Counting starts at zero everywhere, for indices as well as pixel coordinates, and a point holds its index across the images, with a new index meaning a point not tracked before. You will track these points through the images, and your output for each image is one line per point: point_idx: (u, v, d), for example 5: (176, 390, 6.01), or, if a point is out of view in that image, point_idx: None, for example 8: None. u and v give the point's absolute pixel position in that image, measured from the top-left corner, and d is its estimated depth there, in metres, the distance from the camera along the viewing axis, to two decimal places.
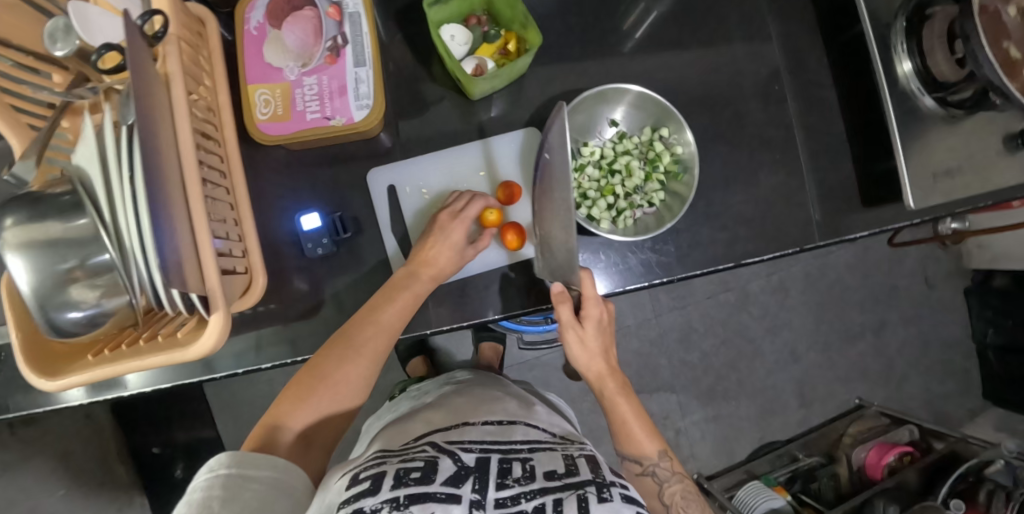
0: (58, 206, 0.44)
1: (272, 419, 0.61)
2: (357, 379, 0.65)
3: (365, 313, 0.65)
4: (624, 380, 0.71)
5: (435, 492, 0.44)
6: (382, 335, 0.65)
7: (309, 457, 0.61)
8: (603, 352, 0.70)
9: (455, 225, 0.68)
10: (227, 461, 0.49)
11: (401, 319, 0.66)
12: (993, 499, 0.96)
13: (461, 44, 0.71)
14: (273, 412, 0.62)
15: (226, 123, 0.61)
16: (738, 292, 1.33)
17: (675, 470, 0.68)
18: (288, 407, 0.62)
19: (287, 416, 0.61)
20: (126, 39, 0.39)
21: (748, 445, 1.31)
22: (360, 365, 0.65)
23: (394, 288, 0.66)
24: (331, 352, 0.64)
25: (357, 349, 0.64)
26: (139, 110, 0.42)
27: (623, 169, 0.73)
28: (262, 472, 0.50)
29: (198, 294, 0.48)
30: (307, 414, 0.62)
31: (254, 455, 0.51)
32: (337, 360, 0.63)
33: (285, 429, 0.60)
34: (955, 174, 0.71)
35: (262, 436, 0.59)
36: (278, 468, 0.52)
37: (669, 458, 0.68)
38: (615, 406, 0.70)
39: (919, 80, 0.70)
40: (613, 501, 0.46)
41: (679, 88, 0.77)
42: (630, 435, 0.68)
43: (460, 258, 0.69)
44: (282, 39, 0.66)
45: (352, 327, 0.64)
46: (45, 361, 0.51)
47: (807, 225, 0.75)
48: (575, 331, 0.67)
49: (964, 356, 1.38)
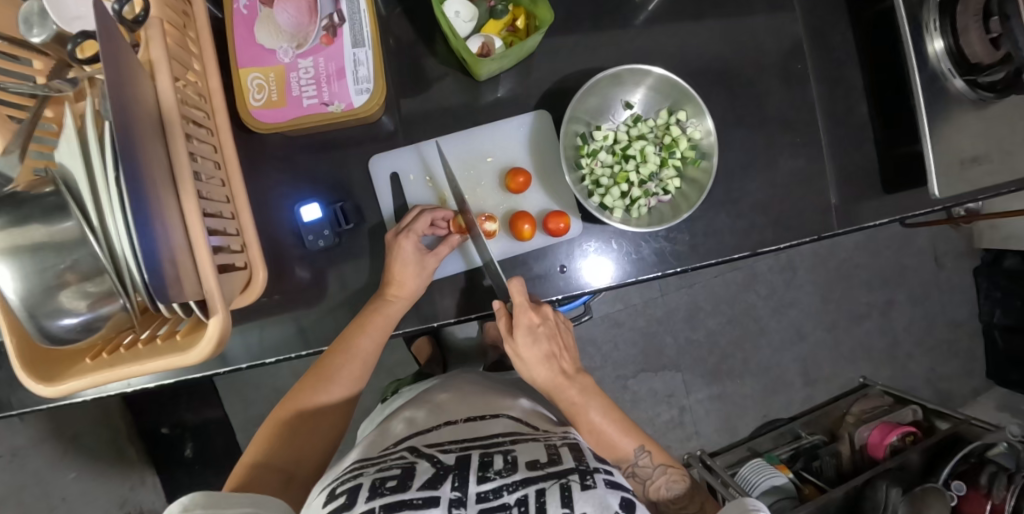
0: (42, 208, 0.42)
1: (251, 459, 0.60)
2: (338, 406, 0.66)
3: (339, 343, 0.65)
4: (584, 383, 0.68)
5: (409, 499, 0.46)
6: (355, 361, 0.65)
7: (291, 493, 0.59)
8: (548, 359, 0.67)
9: (403, 241, 0.65)
10: (199, 502, 0.46)
11: (376, 344, 0.66)
12: (994, 483, 0.96)
13: (466, 21, 0.66)
14: (252, 452, 0.61)
15: (218, 110, 0.57)
16: (745, 271, 1.31)
17: (657, 462, 0.66)
18: (266, 445, 0.61)
19: (266, 455, 0.60)
20: (96, 30, 0.36)
21: (751, 422, 1.32)
22: (335, 395, 0.65)
23: (363, 315, 0.65)
24: (307, 384, 0.65)
25: (333, 378, 0.65)
26: (119, 108, 0.39)
27: (637, 154, 0.69)
28: (241, 509, 0.47)
29: (195, 299, 0.45)
30: (286, 450, 0.61)
31: (228, 494, 0.48)
32: (315, 392, 0.64)
33: (265, 467, 0.59)
34: (981, 161, 0.68)
35: (242, 475, 0.57)
36: (258, 503, 0.49)
37: (647, 452, 0.65)
38: (587, 418, 0.65)
39: (950, 61, 0.66)
40: (597, 488, 0.47)
41: (694, 65, 0.73)
42: (606, 439, 0.65)
43: (423, 270, 0.66)
44: (275, 18, 0.61)
45: (325, 361, 0.65)
46: (41, 365, 0.49)
47: (827, 211, 0.72)
48: (512, 344, 0.65)
49: (970, 336, 1.37)
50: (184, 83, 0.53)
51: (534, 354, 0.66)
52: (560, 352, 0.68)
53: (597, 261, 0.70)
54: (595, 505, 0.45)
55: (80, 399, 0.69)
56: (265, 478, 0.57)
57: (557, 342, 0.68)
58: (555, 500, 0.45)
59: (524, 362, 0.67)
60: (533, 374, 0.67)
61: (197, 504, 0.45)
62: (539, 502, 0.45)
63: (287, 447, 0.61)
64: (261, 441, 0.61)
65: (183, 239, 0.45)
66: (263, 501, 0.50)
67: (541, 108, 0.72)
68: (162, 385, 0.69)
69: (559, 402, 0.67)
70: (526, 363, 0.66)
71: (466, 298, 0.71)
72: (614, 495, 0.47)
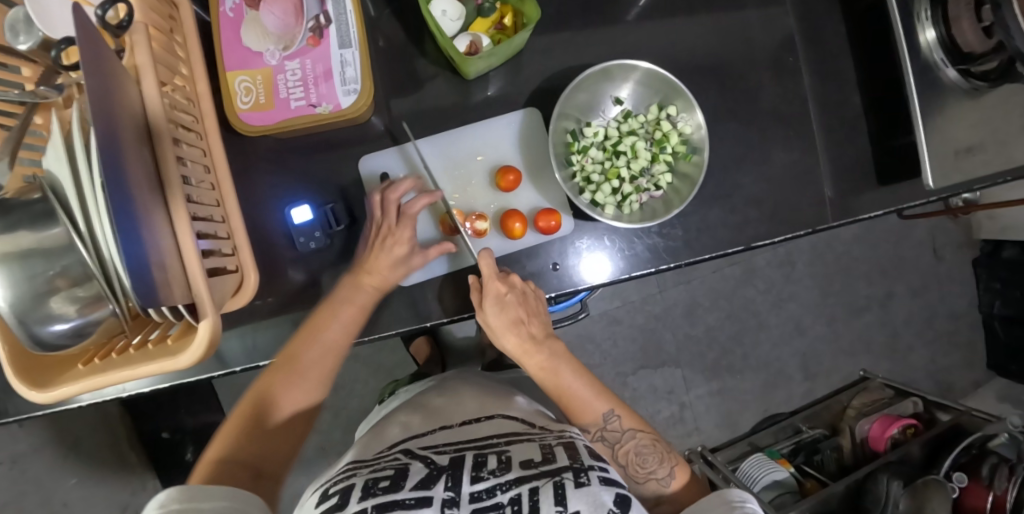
0: (31, 215, 0.42)
1: (216, 455, 0.57)
2: (305, 402, 0.65)
3: (307, 334, 0.65)
4: (554, 347, 0.68)
5: (402, 499, 0.46)
6: (326, 353, 0.65)
7: (262, 487, 0.56)
8: (518, 325, 0.66)
9: (399, 231, 0.65)
10: (176, 498, 0.45)
11: (346, 336, 0.65)
12: (996, 474, 0.96)
13: (453, 19, 0.65)
14: (216, 448, 0.58)
15: (207, 114, 0.57)
16: (743, 265, 1.31)
17: (627, 426, 0.64)
18: (233, 441, 0.59)
19: (234, 449, 0.58)
20: (77, 37, 0.36)
21: (752, 417, 1.32)
22: (303, 390, 0.65)
23: (334, 304, 0.65)
24: (275, 377, 0.64)
25: (302, 371, 0.65)
26: (104, 116, 0.39)
27: (628, 150, 0.69)
28: (218, 504, 0.47)
29: (184, 303, 0.46)
30: (253, 447, 0.59)
31: (206, 488, 0.48)
32: (283, 385, 0.64)
33: (232, 461, 0.56)
34: (976, 151, 0.67)
35: (208, 470, 0.54)
36: (236, 497, 0.48)
37: (617, 416, 0.64)
38: (557, 379, 0.66)
39: (943, 51, 0.66)
40: (591, 485, 0.48)
41: (685, 60, 0.73)
42: (576, 403, 0.65)
43: (406, 267, 0.66)
44: (261, 20, 0.61)
45: (293, 353, 0.65)
46: (34, 372, 0.49)
47: (821, 204, 0.72)
48: (482, 315, 0.66)
49: (971, 327, 1.36)
50: (171, 88, 0.53)
51: (502, 323, 0.66)
52: (529, 318, 0.66)
53: (591, 258, 0.70)
54: (589, 503, 0.45)
55: (77, 405, 0.69)
56: (233, 471, 0.54)
57: (528, 309, 0.66)
58: (549, 499, 0.46)
59: (494, 331, 0.67)
60: (502, 342, 0.68)
61: (173, 500, 0.45)
62: (532, 501, 0.46)
63: (255, 442, 0.60)
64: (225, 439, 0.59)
65: (171, 244, 0.45)
66: (240, 496, 0.49)
67: (531, 106, 0.72)
68: (159, 390, 0.69)
69: (529, 367, 0.68)
70: (495, 331, 0.67)
71: (460, 297, 0.71)
72: (609, 491, 0.48)
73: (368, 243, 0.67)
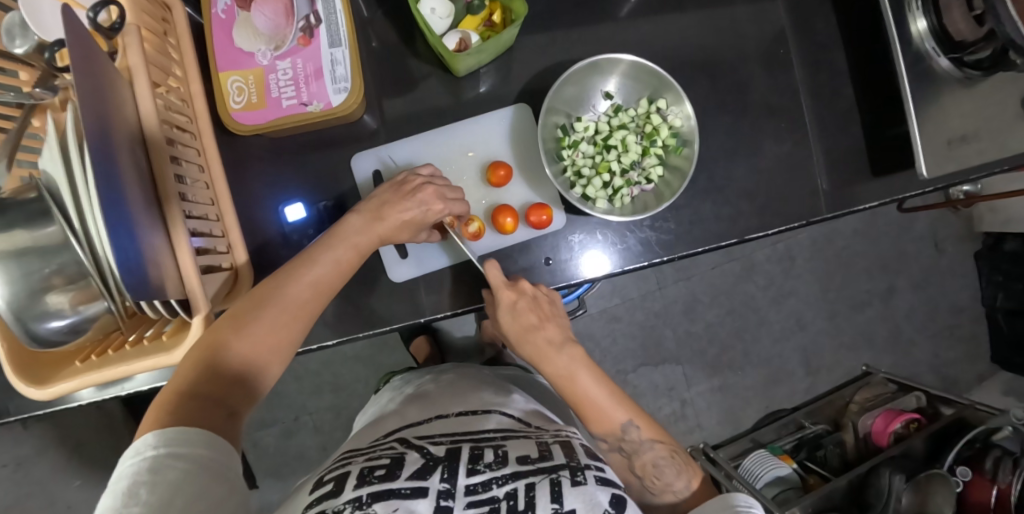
0: (26, 213, 0.43)
1: (179, 388, 0.47)
2: (286, 342, 0.55)
3: (295, 267, 0.57)
4: (574, 352, 0.65)
5: (398, 488, 0.46)
6: (315, 287, 0.57)
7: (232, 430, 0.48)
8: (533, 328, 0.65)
9: (426, 191, 0.64)
10: (153, 444, 0.41)
11: (339, 275, 0.59)
12: (1000, 467, 0.95)
13: (442, 17, 0.66)
14: (178, 380, 0.48)
15: (201, 114, 0.58)
16: (743, 261, 1.31)
17: (647, 437, 0.62)
18: (194, 369, 0.49)
19: (199, 384, 0.48)
20: (66, 38, 0.36)
21: (754, 413, 1.31)
22: (286, 324, 0.55)
23: (328, 241, 0.59)
24: (253, 304, 0.54)
25: (287, 302, 0.55)
26: (95, 116, 0.40)
27: (618, 144, 0.69)
28: (198, 450, 0.42)
29: (178, 299, 0.46)
30: (222, 378, 0.50)
31: (185, 430, 0.43)
32: (260, 315, 0.53)
33: (198, 397, 0.47)
34: (970, 140, 0.67)
35: (172, 407, 0.45)
36: (216, 446, 0.43)
37: (637, 426, 0.61)
38: (574, 386, 0.63)
39: (934, 40, 0.66)
40: (587, 485, 0.49)
41: (676, 54, 0.73)
42: (596, 411, 0.62)
43: (415, 233, 0.65)
44: (252, 21, 0.62)
45: (278, 281, 0.55)
46: (33, 369, 0.50)
47: (814, 196, 0.72)
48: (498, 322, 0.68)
49: (974, 320, 1.35)
50: (164, 89, 0.54)
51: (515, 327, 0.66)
52: (546, 321, 0.66)
53: (584, 252, 0.71)
54: (584, 502, 0.47)
55: (78, 404, 0.69)
56: (203, 410, 0.46)
57: (540, 312, 0.66)
58: (545, 495, 0.47)
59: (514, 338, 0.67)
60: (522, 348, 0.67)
61: (149, 446, 0.41)
62: (528, 498, 0.47)
63: (222, 376, 0.50)
64: (187, 364, 0.49)
65: (165, 243, 0.46)
66: (218, 444, 0.44)
67: (521, 102, 0.72)
68: (158, 389, 0.70)
69: (548, 372, 0.65)
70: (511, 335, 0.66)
71: (454, 293, 0.71)
72: (604, 492, 0.49)
73: (387, 188, 0.65)
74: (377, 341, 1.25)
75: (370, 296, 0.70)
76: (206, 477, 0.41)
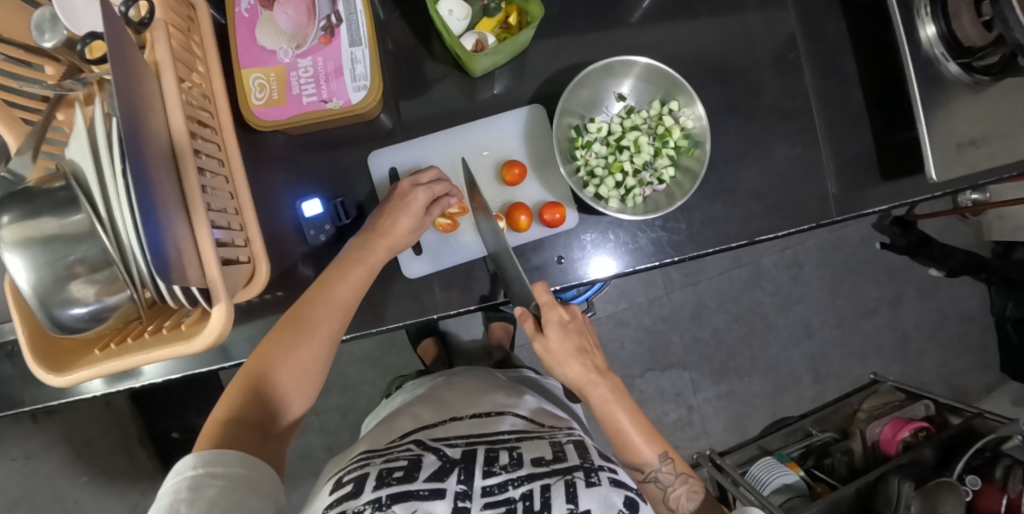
0: (53, 202, 0.44)
1: (220, 416, 0.54)
2: (315, 363, 0.61)
3: (314, 293, 0.61)
4: (615, 382, 0.66)
5: (416, 490, 0.47)
6: (335, 312, 0.62)
7: (267, 447, 0.54)
8: (578, 353, 0.65)
9: (416, 193, 0.66)
10: (193, 465, 0.46)
11: (355, 293, 0.63)
12: (1010, 477, 0.95)
13: (459, 19, 0.68)
14: (221, 408, 0.55)
15: (222, 110, 0.59)
16: (750, 268, 1.31)
17: (679, 470, 0.64)
18: (236, 400, 0.56)
19: (239, 411, 0.55)
20: (104, 31, 0.37)
21: (760, 421, 1.31)
22: (315, 346, 0.60)
23: (342, 264, 0.63)
24: (282, 334, 0.60)
25: (310, 328, 0.60)
26: (127, 106, 0.41)
27: (631, 144, 0.70)
28: (232, 470, 0.47)
29: (199, 287, 0.47)
30: (258, 405, 0.56)
31: (223, 451, 0.48)
32: (288, 344, 0.59)
33: (238, 423, 0.53)
34: (979, 144, 0.67)
35: (212, 432, 0.52)
36: (248, 463, 0.48)
37: (671, 459, 0.64)
38: (614, 417, 0.64)
39: (943, 46, 0.67)
40: (601, 486, 0.49)
41: (688, 59, 0.74)
42: (630, 442, 0.64)
43: (418, 228, 0.67)
44: (274, 20, 0.63)
45: (300, 308, 0.61)
46: (53, 357, 0.51)
47: (824, 199, 0.73)
48: (541, 340, 0.64)
49: (982, 329, 1.35)
50: (188, 84, 0.55)
51: (565, 349, 0.64)
52: (590, 348, 0.67)
53: (595, 253, 0.71)
54: (600, 503, 0.47)
55: (91, 395, 0.70)
56: (239, 432, 0.52)
57: (586, 339, 0.67)
58: (561, 496, 0.47)
59: (554, 358, 0.65)
60: (565, 371, 0.65)
61: (189, 466, 0.46)
62: (543, 498, 0.47)
63: (259, 402, 0.56)
64: (231, 397, 0.56)
65: (187, 230, 0.46)
66: (252, 462, 0.49)
67: (536, 103, 0.73)
68: (170, 382, 0.71)
69: (591, 398, 0.65)
70: (557, 359, 0.64)
71: (465, 292, 0.71)
72: (618, 493, 0.49)
73: (381, 208, 0.67)
74: (384, 342, 1.26)
75: (383, 293, 0.71)
76: (242, 495, 0.46)
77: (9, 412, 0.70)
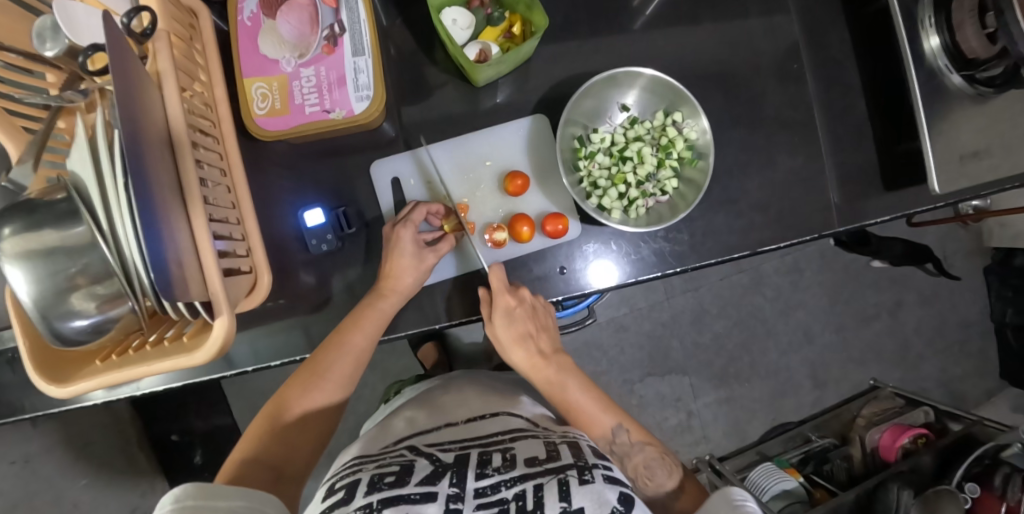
0: (55, 214, 0.43)
1: (243, 455, 0.60)
2: (324, 406, 0.66)
3: (330, 341, 0.66)
4: (561, 362, 0.70)
5: (408, 494, 0.47)
6: (348, 358, 0.66)
7: (282, 488, 0.58)
8: (527, 339, 0.68)
9: (402, 231, 0.67)
10: (192, 494, 0.45)
11: (369, 339, 0.66)
12: (1009, 484, 0.95)
13: (463, 28, 0.68)
14: (241, 449, 0.61)
15: (224, 118, 0.59)
16: (751, 273, 1.31)
17: (636, 439, 0.65)
18: (257, 442, 0.61)
19: (257, 452, 0.60)
20: (106, 45, 0.37)
21: (760, 426, 1.31)
22: (326, 392, 0.66)
23: (358, 311, 0.66)
24: (298, 380, 0.65)
25: (323, 376, 0.65)
26: (128, 118, 0.40)
27: (634, 155, 0.71)
28: (230, 503, 0.47)
29: (202, 300, 0.47)
30: (278, 446, 0.62)
31: (222, 487, 0.48)
32: (304, 390, 0.65)
33: (256, 463, 0.59)
34: (982, 156, 0.67)
35: (234, 471, 0.57)
36: (250, 496, 0.49)
37: (625, 429, 0.65)
38: (563, 395, 0.68)
39: (947, 57, 0.67)
40: (595, 483, 0.48)
41: (691, 68, 0.74)
42: (584, 416, 0.66)
43: (421, 263, 0.67)
44: (277, 29, 0.63)
45: (318, 356, 0.65)
46: (54, 367, 0.51)
47: (826, 209, 0.72)
48: (491, 326, 0.67)
49: (982, 336, 1.35)
50: (190, 93, 0.55)
51: (513, 336, 0.67)
52: (541, 333, 0.70)
53: (597, 261, 0.71)
54: (593, 499, 0.46)
55: (91, 403, 0.70)
56: (257, 472, 0.57)
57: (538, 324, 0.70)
58: (553, 495, 0.46)
59: (503, 344, 0.68)
60: (512, 356, 0.70)
61: (189, 496, 0.45)
62: (536, 497, 0.46)
63: (277, 443, 0.62)
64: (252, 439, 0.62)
65: (189, 241, 0.46)
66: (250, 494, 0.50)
67: (540, 112, 0.73)
68: (171, 389, 0.71)
69: (539, 379, 0.69)
70: (504, 344, 0.68)
71: (468, 301, 0.71)
72: (612, 489, 0.48)
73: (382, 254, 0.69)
74: (385, 346, 1.26)
75: None
76: None
77: (9, 419, 0.70)
